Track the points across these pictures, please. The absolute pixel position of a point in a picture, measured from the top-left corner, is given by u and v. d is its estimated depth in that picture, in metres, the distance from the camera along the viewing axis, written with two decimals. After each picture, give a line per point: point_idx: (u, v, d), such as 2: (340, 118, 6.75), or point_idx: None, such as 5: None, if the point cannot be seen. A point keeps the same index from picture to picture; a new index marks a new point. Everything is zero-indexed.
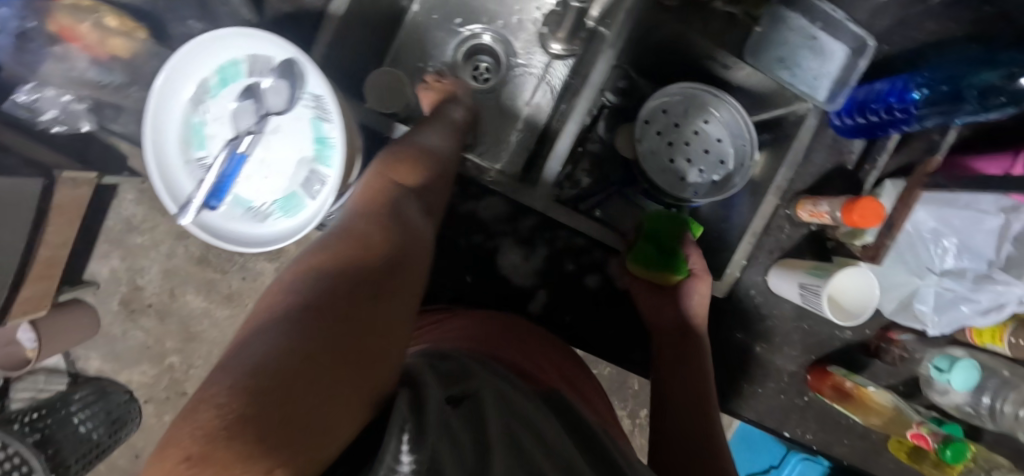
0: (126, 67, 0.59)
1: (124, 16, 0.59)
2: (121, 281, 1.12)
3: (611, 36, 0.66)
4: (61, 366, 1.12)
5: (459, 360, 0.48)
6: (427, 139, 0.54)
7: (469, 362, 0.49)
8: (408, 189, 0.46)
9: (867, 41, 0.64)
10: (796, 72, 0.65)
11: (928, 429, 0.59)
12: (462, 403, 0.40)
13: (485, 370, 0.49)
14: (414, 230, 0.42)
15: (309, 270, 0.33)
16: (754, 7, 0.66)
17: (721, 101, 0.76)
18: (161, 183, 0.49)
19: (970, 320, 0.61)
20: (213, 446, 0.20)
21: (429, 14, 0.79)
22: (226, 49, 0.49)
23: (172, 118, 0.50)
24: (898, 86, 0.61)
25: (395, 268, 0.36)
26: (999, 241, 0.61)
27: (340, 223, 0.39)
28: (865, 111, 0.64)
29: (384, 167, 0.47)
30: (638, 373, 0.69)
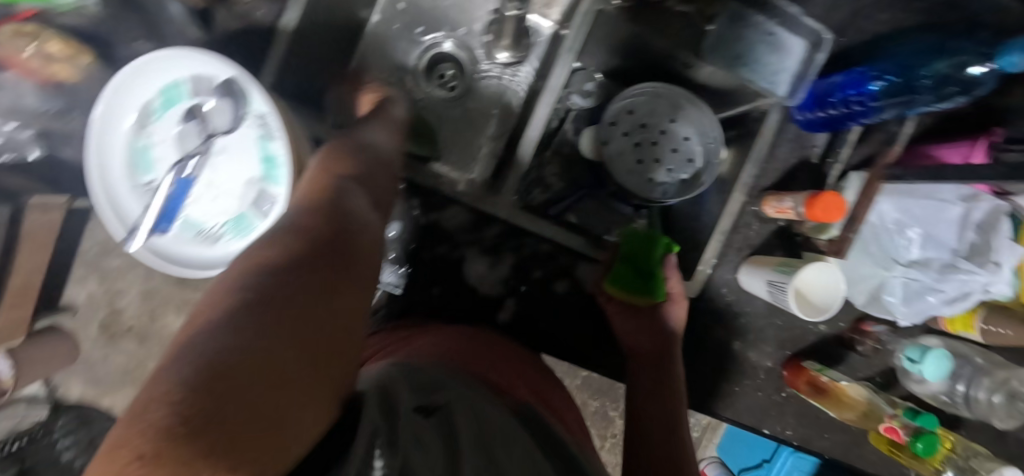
0: (65, 94, 0.62)
1: (67, 39, 0.58)
2: (99, 306, 1.09)
3: (572, 37, 0.67)
4: (42, 393, 1.10)
5: (430, 372, 0.48)
6: (374, 140, 0.53)
7: (440, 374, 0.48)
8: (355, 183, 0.46)
9: (824, 32, 0.62)
10: (754, 68, 0.65)
11: (900, 423, 0.64)
12: (427, 420, 0.39)
13: (457, 381, 0.49)
14: (364, 226, 0.43)
15: (258, 264, 0.33)
16: (708, 5, 0.65)
17: (687, 100, 0.74)
18: (108, 209, 0.49)
19: (939, 310, 0.61)
20: (164, 447, 0.20)
21: (390, 24, 0.78)
22: (167, 72, 0.50)
23: (115, 143, 0.50)
24: (855, 78, 0.60)
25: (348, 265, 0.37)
26: (963, 230, 0.60)
27: (291, 221, 0.39)
28: (825, 105, 0.64)
29: (330, 162, 0.47)
30: (612, 377, 0.68)
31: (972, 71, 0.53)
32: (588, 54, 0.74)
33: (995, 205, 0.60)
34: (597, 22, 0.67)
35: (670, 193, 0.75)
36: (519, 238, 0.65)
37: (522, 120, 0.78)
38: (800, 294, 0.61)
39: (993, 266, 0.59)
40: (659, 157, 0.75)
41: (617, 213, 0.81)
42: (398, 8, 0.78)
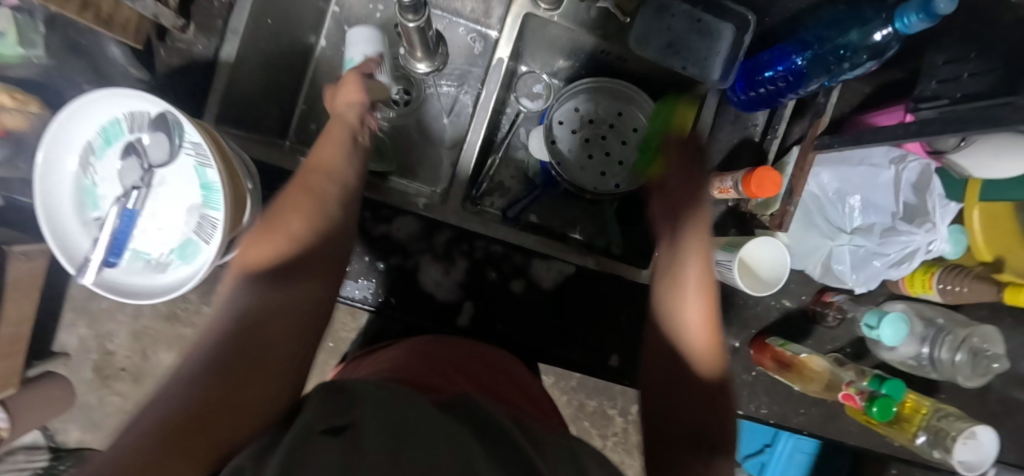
0: (10, 146, 0.64)
1: (14, 91, 0.61)
2: (91, 350, 1.09)
3: (504, 41, 0.69)
4: (40, 442, 1.10)
5: (362, 390, 0.38)
6: (309, 191, 0.55)
7: (373, 390, 0.38)
8: (289, 230, 0.53)
9: (743, 14, 0.65)
10: (686, 57, 0.66)
11: (855, 389, 0.65)
12: (329, 441, 0.29)
13: (395, 396, 0.37)
14: (301, 259, 0.53)
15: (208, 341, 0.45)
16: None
17: (629, 92, 0.75)
18: (58, 245, 0.53)
19: (893, 273, 0.64)
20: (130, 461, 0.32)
21: (337, 47, 0.78)
22: (106, 113, 0.54)
23: (63, 184, 0.54)
24: (780, 55, 0.61)
25: (277, 310, 0.48)
26: (897, 191, 0.63)
27: (230, 299, 0.49)
28: (755, 85, 0.66)
29: (269, 217, 0.55)
30: (579, 371, 0.69)
31: (875, 38, 0.54)
32: (526, 59, 0.77)
33: (924, 164, 0.62)
34: (524, 27, 0.69)
35: (622, 184, 0.76)
36: (472, 240, 0.67)
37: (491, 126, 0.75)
38: (746, 270, 0.61)
39: (930, 225, 0.62)
40: (609, 150, 0.77)
41: (575, 209, 0.79)
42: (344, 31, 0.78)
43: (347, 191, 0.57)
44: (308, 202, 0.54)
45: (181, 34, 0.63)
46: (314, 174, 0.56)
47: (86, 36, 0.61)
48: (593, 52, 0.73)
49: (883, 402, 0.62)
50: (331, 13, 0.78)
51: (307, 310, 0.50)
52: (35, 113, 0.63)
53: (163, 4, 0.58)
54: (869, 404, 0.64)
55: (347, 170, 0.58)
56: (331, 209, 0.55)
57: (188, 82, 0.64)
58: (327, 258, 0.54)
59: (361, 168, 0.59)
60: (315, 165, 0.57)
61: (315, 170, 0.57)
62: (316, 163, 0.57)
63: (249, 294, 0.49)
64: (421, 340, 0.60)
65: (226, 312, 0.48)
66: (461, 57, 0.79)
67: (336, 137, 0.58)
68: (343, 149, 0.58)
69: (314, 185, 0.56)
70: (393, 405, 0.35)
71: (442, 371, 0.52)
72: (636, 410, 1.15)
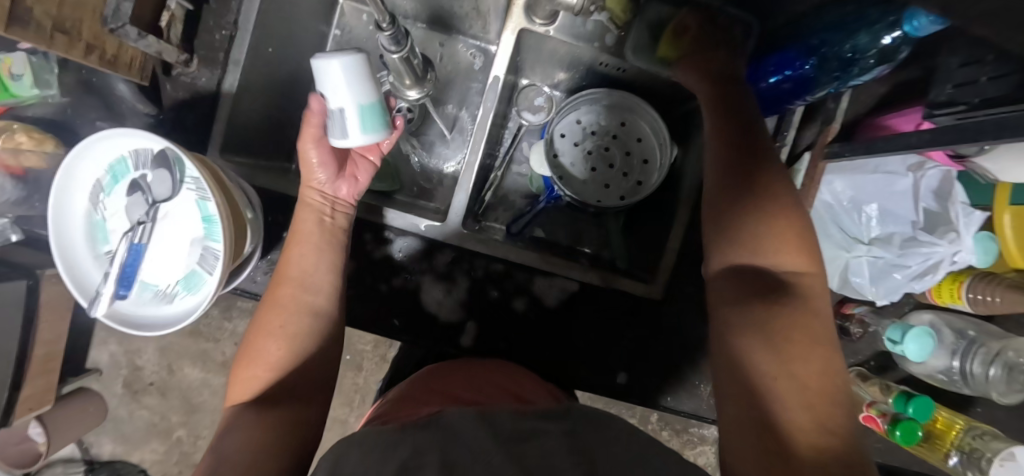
0: (30, 181, 0.67)
1: (32, 130, 0.63)
2: (121, 366, 1.14)
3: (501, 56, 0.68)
4: (77, 454, 1.15)
5: (335, 449, 0.38)
6: (280, 308, 0.53)
7: (344, 446, 0.38)
8: (275, 339, 0.51)
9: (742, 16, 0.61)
10: None
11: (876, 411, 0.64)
12: None
13: (361, 445, 0.37)
14: (299, 370, 0.51)
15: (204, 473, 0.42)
16: (620, 12, 0.62)
17: (631, 102, 0.73)
18: (72, 280, 0.54)
19: (913, 286, 0.61)
20: None
21: None
22: (113, 150, 0.55)
23: (75, 220, 0.55)
24: (788, 57, 0.57)
25: (281, 432, 0.46)
26: (916, 200, 0.59)
27: (231, 420, 0.47)
28: (763, 90, 0.61)
29: (260, 319, 0.53)
30: (587, 390, 0.68)
31: (884, 41, 0.51)
32: (525, 73, 0.76)
33: (946, 171, 0.58)
34: (520, 43, 0.68)
35: (626, 196, 0.74)
36: (468, 258, 0.67)
37: (490, 152, 0.75)
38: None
39: (954, 235, 0.58)
40: (613, 161, 0.75)
41: (581, 222, 0.78)
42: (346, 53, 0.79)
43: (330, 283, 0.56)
44: (280, 323, 0.52)
45: (184, 67, 0.64)
46: (286, 287, 0.54)
47: (98, 75, 0.64)
48: (591, 62, 0.71)
49: (903, 426, 0.60)
50: (333, 36, 0.78)
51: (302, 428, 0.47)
52: (52, 152, 0.65)
53: (166, 41, 0.59)
54: (892, 426, 0.62)
55: (322, 274, 0.56)
56: (309, 325, 0.53)
57: (194, 114, 0.65)
58: (312, 384, 0.51)
59: (338, 263, 0.57)
60: (288, 277, 0.55)
61: (286, 282, 0.55)
62: (284, 275, 0.55)
63: (250, 416, 0.46)
64: (420, 373, 0.59)
65: (223, 440, 0.45)
66: (461, 73, 0.79)
67: (308, 229, 0.57)
68: (314, 249, 0.56)
69: (283, 300, 0.54)
70: (357, 461, 0.35)
71: (429, 397, 0.51)
72: (656, 420, 1.12)
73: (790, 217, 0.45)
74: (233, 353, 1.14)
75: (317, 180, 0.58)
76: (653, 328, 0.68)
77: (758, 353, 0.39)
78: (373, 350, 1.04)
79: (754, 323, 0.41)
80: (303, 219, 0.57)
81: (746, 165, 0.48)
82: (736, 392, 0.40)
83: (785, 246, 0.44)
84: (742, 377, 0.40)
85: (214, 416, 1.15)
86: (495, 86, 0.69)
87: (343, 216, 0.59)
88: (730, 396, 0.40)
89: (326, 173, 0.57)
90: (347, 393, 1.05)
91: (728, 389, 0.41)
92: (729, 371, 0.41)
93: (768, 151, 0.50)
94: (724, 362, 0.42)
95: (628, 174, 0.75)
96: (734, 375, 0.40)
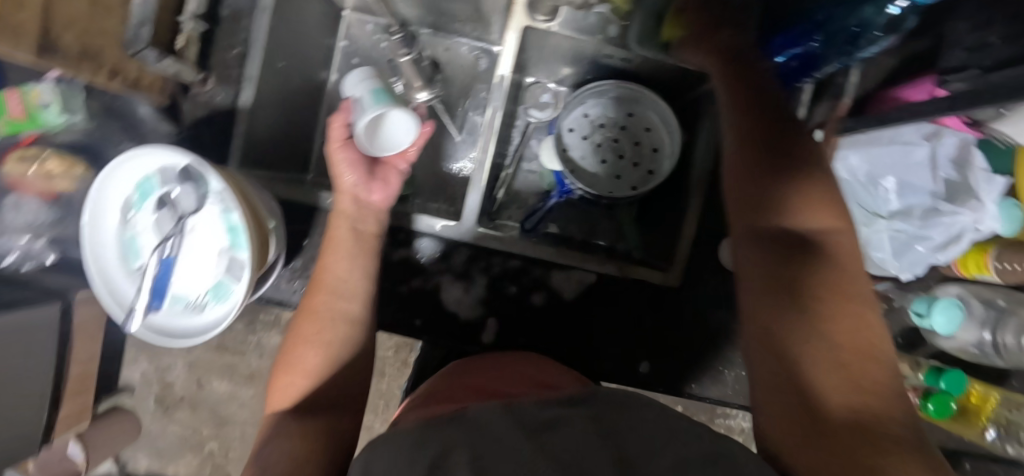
0: (62, 204, 0.70)
1: (63, 155, 0.67)
2: (153, 382, 1.17)
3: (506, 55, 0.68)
4: (114, 470, 1.18)
5: (373, 442, 0.39)
6: (317, 318, 0.54)
7: (380, 440, 0.39)
8: (311, 348, 0.53)
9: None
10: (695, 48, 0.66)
11: None
12: None
13: (397, 438, 0.38)
14: (332, 380, 0.52)
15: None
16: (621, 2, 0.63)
17: (637, 92, 0.74)
18: (107, 295, 0.57)
19: (939, 258, 0.60)
20: None
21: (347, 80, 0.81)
22: (139, 169, 0.57)
23: (107, 238, 0.57)
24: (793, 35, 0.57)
25: (319, 436, 0.46)
26: (935, 171, 0.58)
27: (269, 428, 0.48)
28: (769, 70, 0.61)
29: (296, 327, 0.55)
30: (610, 381, 0.68)
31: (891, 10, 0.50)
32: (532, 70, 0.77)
33: (963, 137, 0.57)
34: (524, 41, 0.70)
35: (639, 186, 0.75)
36: (486, 255, 0.68)
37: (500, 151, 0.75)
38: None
39: (976, 203, 0.57)
40: (623, 153, 0.75)
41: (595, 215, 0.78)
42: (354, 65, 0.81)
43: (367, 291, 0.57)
44: (314, 334, 0.54)
45: (202, 87, 0.66)
46: (321, 296, 0.55)
47: (120, 100, 0.66)
48: (595, 55, 0.72)
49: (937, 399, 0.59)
50: (340, 48, 0.80)
51: (338, 434, 0.48)
52: (81, 177, 0.69)
53: (183, 62, 0.61)
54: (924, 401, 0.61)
55: (355, 279, 0.56)
56: (344, 334, 0.54)
57: (212, 131, 0.67)
58: (343, 396, 0.52)
59: (374, 270, 0.58)
60: (322, 285, 0.56)
61: (321, 289, 0.56)
62: (321, 283, 0.56)
63: (288, 423, 0.48)
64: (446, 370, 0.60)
65: (263, 444, 0.46)
66: (467, 76, 0.80)
67: (342, 236, 0.58)
68: (347, 256, 0.57)
69: (318, 309, 0.55)
70: (388, 457, 0.36)
71: (461, 393, 0.51)
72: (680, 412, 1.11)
73: (817, 185, 0.45)
74: (259, 365, 1.16)
75: (346, 184, 0.59)
76: (674, 316, 0.68)
77: (788, 321, 0.39)
78: (394, 355, 1.05)
79: (781, 292, 0.41)
80: (337, 227, 0.58)
81: (770, 133, 0.47)
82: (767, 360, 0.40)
83: (812, 214, 0.44)
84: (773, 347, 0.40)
85: (244, 427, 1.17)
86: (502, 85, 0.70)
87: (374, 221, 0.60)
88: (762, 365, 0.41)
89: (354, 175, 0.58)
90: (371, 398, 1.06)
91: (759, 357, 0.41)
92: (758, 339, 0.41)
93: (789, 119, 0.49)
94: (752, 330, 0.42)
95: (638, 164, 0.75)
96: (765, 343, 0.40)
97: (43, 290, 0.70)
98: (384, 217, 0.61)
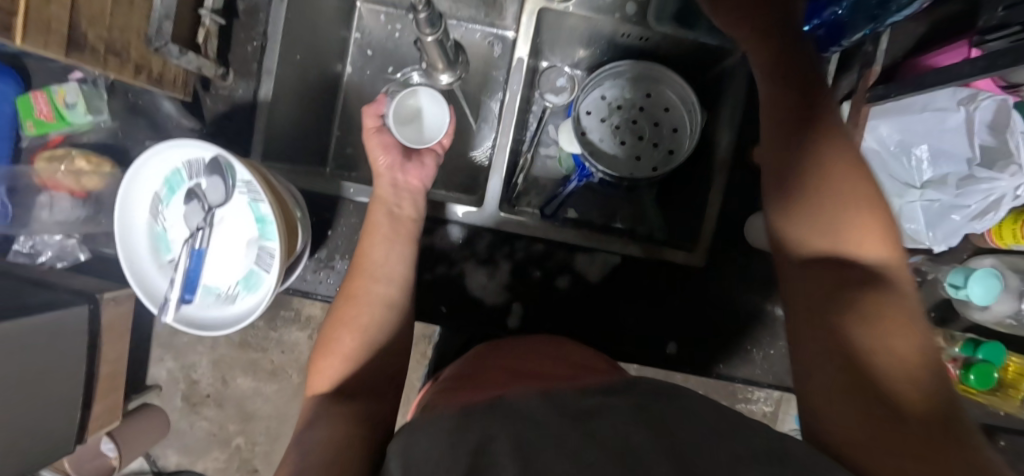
0: (90, 202, 0.71)
1: (90, 154, 0.67)
2: (179, 380, 1.18)
3: (522, 38, 0.68)
4: (145, 467, 1.21)
5: (420, 419, 0.40)
6: (357, 302, 0.56)
7: (424, 419, 0.40)
8: (348, 332, 0.54)
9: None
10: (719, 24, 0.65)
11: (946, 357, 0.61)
12: None
13: (438, 420, 0.39)
14: (371, 363, 0.53)
15: (292, 447, 0.44)
16: None
17: (655, 72, 0.73)
18: (141, 289, 0.57)
19: (975, 228, 0.59)
20: None
21: (362, 72, 0.81)
22: (167, 163, 0.57)
23: (138, 232, 0.58)
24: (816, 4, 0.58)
25: (360, 414, 0.47)
26: (970, 136, 0.57)
27: (308, 413, 0.48)
28: None
29: (337, 312, 0.56)
30: (637, 362, 0.68)
31: None
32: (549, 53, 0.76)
33: (999, 101, 0.55)
34: (541, 22, 0.69)
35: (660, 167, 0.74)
36: (510, 241, 0.67)
37: (520, 136, 0.75)
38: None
39: (1016, 168, 0.56)
40: (643, 133, 0.75)
41: (616, 199, 0.78)
42: (368, 56, 0.80)
43: (405, 276, 0.58)
44: (352, 318, 0.55)
45: (223, 81, 0.66)
46: (359, 281, 0.57)
47: (142, 96, 0.67)
48: (612, 36, 0.71)
49: (980, 369, 0.59)
50: (353, 40, 0.80)
51: (379, 413, 0.49)
52: (109, 174, 0.68)
53: (204, 57, 0.61)
54: (964, 372, 0.60)
55: (394, 265, 0.58)
56: (382, 317, 0.55)
57: (234, 125, 0.67)
58: (381, 377, 0.53)
59: (410, 257, 0.59)
60: (362, 269, 0.57)
61: (361, 273, 0.57)
62: (362, 269, 0.57)
63: (328, 406, 0.48)
64: (477, 349, 0.61)
65: (306, 422, 0.47)
66: (482, 62, 0.79)
67: (381, 224, 0.59)
68: (386, 243, 0.58)
69: (358, 293, 0.56)
70: (431, 437, 0.36)
71: (497, 374, 0.51)
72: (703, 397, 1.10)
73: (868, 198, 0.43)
74: (281, 361, 1.17)
75: (382, 167, 0.62)
76: (700, 295, 0.67)
77: (855, 333, 0.37)
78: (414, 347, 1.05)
79: (845, 304, 0.39)
80: (375, 214, 0.59)
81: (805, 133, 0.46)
82: (825, 371, 0.38)
83: (867, 233, 0.42)
84: (835, 358, 0.38)
85: (269, 422, 1.19)
86: (520, 69, 0.69)
87: (410, 204, 0.62)
88: (818, 376, 0.38)
89: (391, 159, 0.62)
90: None
91: (816, 371, 0.39)
92: (817, 351, 0.39)
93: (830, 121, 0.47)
94: (811, 344, 0.40)
95: (659, 145, 0.74)
96: (825, 355, 0.38)
97: (72, 290, 0.70)
98: (422, 201, 0.63)
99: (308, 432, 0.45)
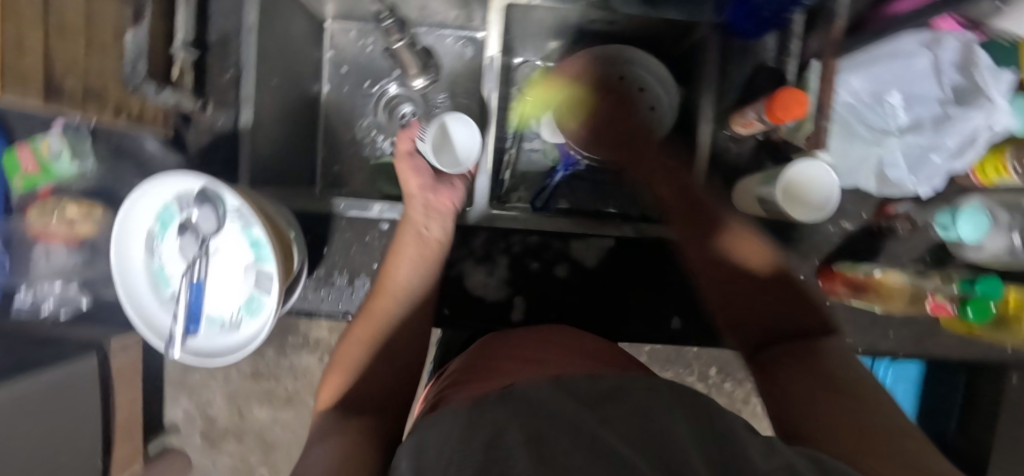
0: (86, 249, 0.71)
1: (81, 201, 0.68)
2: (196, 418, 1.18)
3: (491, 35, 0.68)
4: None
5: (435, 415, 0.40)
6: (372, 318, 0.60)
7: (441, 414, 0.40)
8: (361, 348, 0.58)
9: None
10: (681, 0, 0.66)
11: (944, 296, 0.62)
12: None
13: (451, 414, 0.39)
14: (375, 379, 0.56)
15: (301, 457, 0.46)
16: None
17: (625, 54, 0.73)
18: (146, 325, 0.58)
19: (955, 168, 0.61)
20: None
21: (340, 89, 0.82)
22: (157, 198, 0.58)
23: (137, 270, 0.59)
24: None
25: (365, 425, 0.50)
26: (940, 77, 0.59)
27: (315, 428, 0.51)
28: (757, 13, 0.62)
29: (350, 332, 0.59)
30: (644, 340, 0.68)
31: None
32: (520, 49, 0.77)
33: (963, 39, 0.57)
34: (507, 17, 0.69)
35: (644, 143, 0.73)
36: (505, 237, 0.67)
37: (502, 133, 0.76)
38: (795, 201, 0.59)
39: (987, 102, 0.57)
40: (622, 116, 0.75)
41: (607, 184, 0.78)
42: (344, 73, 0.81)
43: (416, 295, 0.61)
44: (366, 335, 0.59)
45: (200, 113, 0.64)
46: (381, 300, 0.60)
47: (125, 138, 0.67)
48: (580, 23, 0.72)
49: None
50: (327, 59, 0.81)
51: (385, 427, 0.51)
52: (102, 219, 0.69)
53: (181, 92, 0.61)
54: (959, 306, 0.62)
55: (411, 281, 0.60)
56: (388, 325, 0.59)
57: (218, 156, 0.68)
58: (387, 391, 0.56)
59: (427, 275, 0.62)
60: (383, 287, 0.61)
61: (385, 292, 0.60)
62: (382, 287, 0.61)
63: (335, 419, 0.51)
64: (480, 343, 0.62)
65: (315, 433, 0.49)
66: (456, 65, 0.80)
67: (406, 243, 0.61)
68: (401, 259, 0.61)
69: (377, 312, 0.60)
70: (442, 434, 0.36)
71: (501, 357, 0.54)
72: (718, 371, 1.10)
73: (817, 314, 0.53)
74: (295, 387, 1.18)
75: (414, 189, 0.64)
76: None
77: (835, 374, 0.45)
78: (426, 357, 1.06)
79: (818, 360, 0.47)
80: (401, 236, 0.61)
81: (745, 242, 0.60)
82: (811, 403, 0.42)
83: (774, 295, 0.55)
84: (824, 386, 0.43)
85: (290, 449, 1.19)
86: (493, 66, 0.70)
87: (439, 227, 0.63)
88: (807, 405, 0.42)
89: (420, 180, 0.65)
90: None
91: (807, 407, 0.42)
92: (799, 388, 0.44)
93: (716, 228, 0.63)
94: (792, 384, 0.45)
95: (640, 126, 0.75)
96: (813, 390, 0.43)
97: (77, 340, 0.70)
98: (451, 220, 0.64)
99: (316, 442, 0.47)
